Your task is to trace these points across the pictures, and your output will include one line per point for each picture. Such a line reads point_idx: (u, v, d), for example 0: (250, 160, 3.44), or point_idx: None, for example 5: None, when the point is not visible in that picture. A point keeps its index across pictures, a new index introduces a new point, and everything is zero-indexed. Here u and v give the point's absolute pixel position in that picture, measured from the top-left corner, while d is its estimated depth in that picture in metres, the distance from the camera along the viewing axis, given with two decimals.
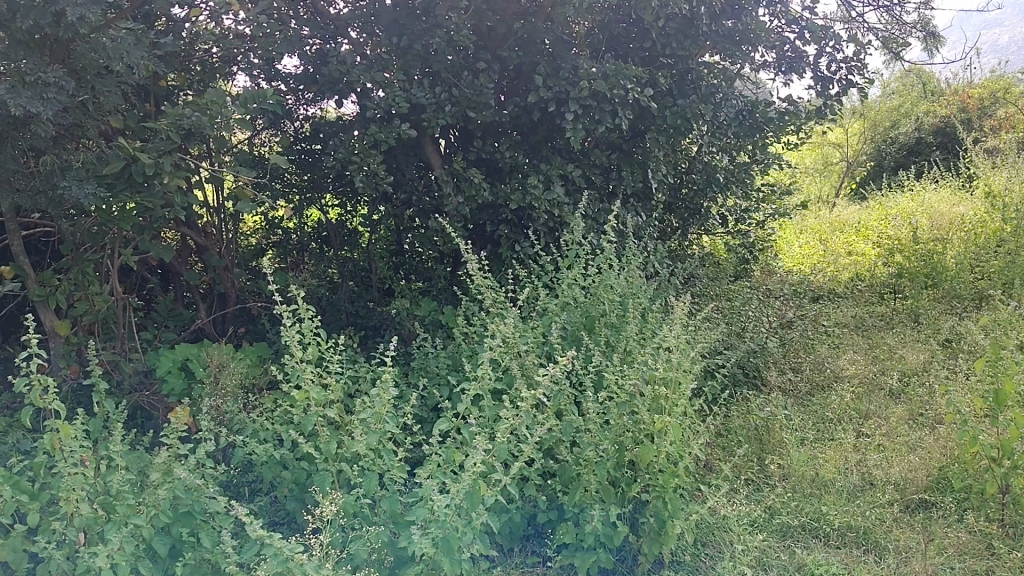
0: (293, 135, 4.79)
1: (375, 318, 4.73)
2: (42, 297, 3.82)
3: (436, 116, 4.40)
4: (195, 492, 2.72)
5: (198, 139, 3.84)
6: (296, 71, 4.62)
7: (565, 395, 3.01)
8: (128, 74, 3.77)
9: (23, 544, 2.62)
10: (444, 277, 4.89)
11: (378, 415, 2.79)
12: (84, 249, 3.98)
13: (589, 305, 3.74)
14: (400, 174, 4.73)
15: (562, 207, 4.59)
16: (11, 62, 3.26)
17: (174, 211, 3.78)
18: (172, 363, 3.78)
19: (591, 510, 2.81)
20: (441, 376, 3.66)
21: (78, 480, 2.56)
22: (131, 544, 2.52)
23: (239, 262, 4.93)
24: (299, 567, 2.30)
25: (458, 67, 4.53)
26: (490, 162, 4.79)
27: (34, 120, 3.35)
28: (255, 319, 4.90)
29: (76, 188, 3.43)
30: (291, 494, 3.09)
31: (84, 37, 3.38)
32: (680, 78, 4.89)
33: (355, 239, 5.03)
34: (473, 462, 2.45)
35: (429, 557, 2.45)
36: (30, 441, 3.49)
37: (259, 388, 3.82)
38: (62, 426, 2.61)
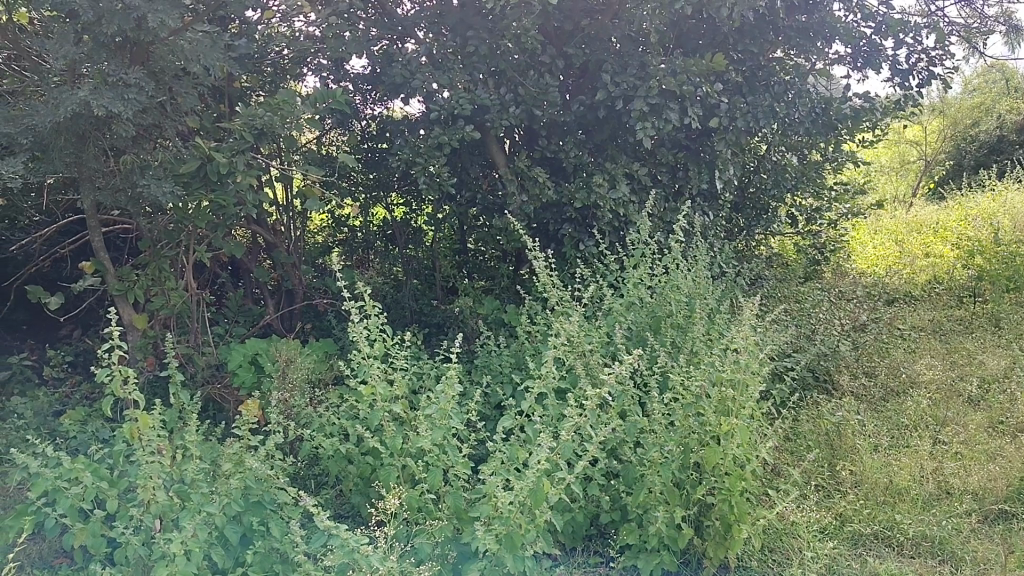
0: (360, 135, 4.86)
1: (439, 315, 4.80)
2: (121, 291, 3.96)
3: (501, 116, 4.43)
4: (265, 482, 2.81)
5: (270, 139, 3.93)
6: (364, 71, 4.71)
7: (629, 395, 2.99)
8: (204, 75, 3.89)
9: (101, 530, 2.71)
10: (507, 277, 4.92)
11: (442, 411, 2.82)
12: (161, 246, 4.12)
13: (655, 306, 3.71)
14: (465, 173, 4.77)
15: (627, 207, 4.58)
16: (94, 64, 3.40)
17: (246, 209, 3.89)
18: (243, 358, 3.91)
19: (655, 511, 2.78)
20: (504, 374, 3.67)
21: (154, 468, 2.65)
22: (203, 532, 2.58)
23: (306, 259, 5.03)
24: (364, 559, 2.33)
25: (525, 66, 4.53)
26: (554, 161, 4.79)
27: (116, 121, 3.48)
28: (322, 315, 4.99)
29: (155, 187, 3.55)
30: (357, 488, 3.13)
31: (164, 40, 3.51)
32: (750, 76, 4.85)
33: (419, 237, 5.09)
34: (538, 459, 2.45)
35: (493, 554, 2.46)
36: (110, 430, 3.63)
37: (326, 383, 3.88)
38: (140, 416, 2.70)
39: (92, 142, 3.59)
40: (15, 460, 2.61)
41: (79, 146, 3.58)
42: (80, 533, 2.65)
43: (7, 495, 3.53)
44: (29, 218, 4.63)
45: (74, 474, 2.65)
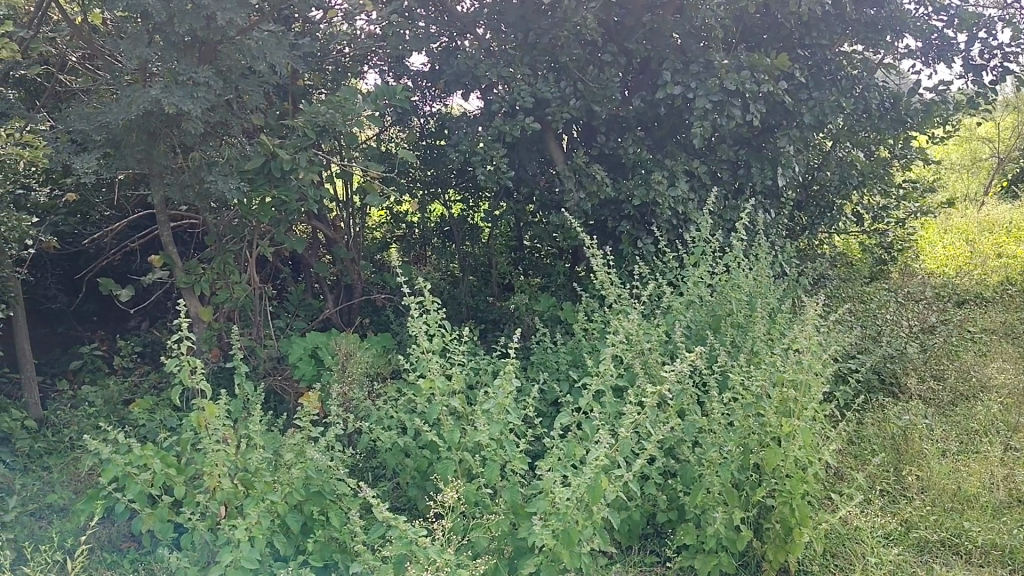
0: (419, 132, 4.86)
1: (495, 312, 4.84)
2: (188, 284, 4.08)
3: (560, 110, 4.44)
4: (326, 473, 2.86)
5: (332, 136, 4.00)
6: (424, 68, 4.77)
7: (688, 394, 2.96)
8: (269, 73, 3.97)
9: (169, 515, 2.80)
10: (563, 274, 4.88)
11: (500, 406, 2.85)
12: (226, 240, 4.26)
13: (715, 304, 3.66)
14: (523, 169, 4.76)
15: (687, 204, 4.53)
16: (164, 64, 3.51)
17: (307, 204, 3.96)
18: (303, 351, 3.99)
19: (713, 512, 2.76)
20: (561, 371, 3.67)
21: (220, 456, 2.73)
22: (267, 519, 2.65)
23: (366, 255, 5.09)
24: (422, 551, 2.37)
25: (584, 61, 4.51)
26: (613, 157, 4.76)
27: (185, 118, 3.58)
28: (380, 310, 5.05)
29: (221, 183, 3.65)
30: (414, 482, 3.17)
31: (231, 40, 3.61)
32: (817, 70, 4.75)
33: (476, 234, 5.11)
34: (596, 456, 2.45)
35: (550, 549, 2.47)
36: (176, 419, 3.75)
37: (385, 377, 3.93)
38: (206, 405, 2.78)
39: (162, 139, 3.69)
40: (88, 446, 2.71)
41: (149, 143, 3.69)
42: (149, 517, 2.74)
43: (79, 479, 3.67)
44: (101, 212, 4.78)
45: (143, 460, 2.74)
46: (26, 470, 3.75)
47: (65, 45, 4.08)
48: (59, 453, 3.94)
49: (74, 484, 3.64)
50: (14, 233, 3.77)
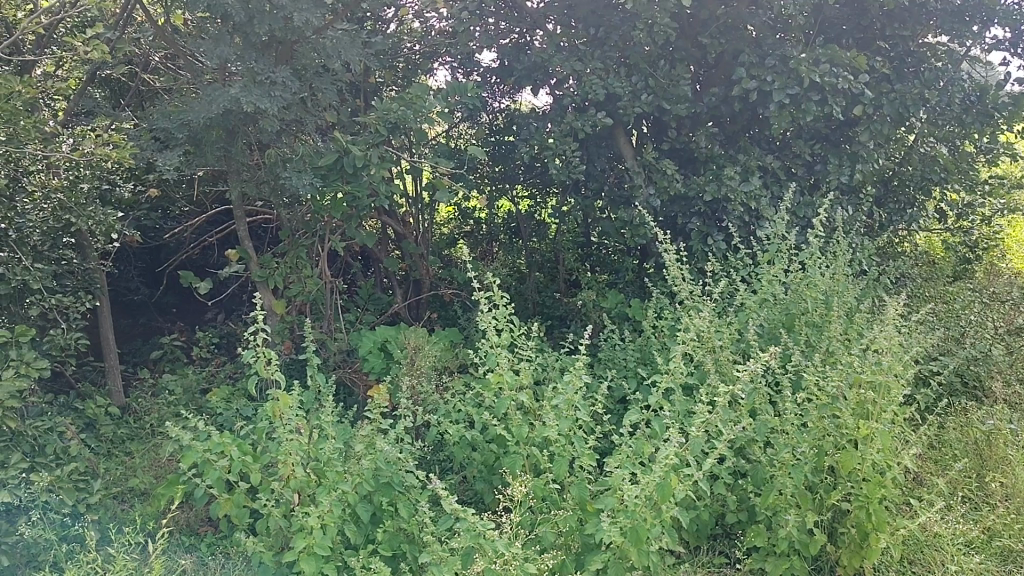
0: (488, 128, 4.89)
1: (562, 308, 4.82)
2: (262, 278, 4.19)
3: (631, 104, 4.41)
4: (395, 465, 2.91)
5: (403, 132, 4.07)
6: (493, 65, 4.80)
7: (760, 393, 2.91)
8: (343, 72, 4.06)
9: (245, 501, 2.88)
10: (632, 270, 4.82)
11: (569, 402, 2.86)
12: (299, 235, 4.36)
13: (790, 303, 3.58)
14: (591, 165, 4.76)
15: (760, 200, 4.44)
16: (244, 64, 3.63)
17: (378, 200, 4.02)
18: (373, 344, 4.05)
19: (786, 514, 2.71)
20: (629, 368, 3.64)
21: (293, 445, 2.80)
22: (338, 508, 2.71)
23: (433, 250, 5.07)
24: (489, 543, 2.40)
25: (655, 56, 4.47)
26: (684, 153, 4.71)
27: (263, 116, 3.69)
28: (447, 304, 5.07)
29: (296, 179, 3.75)
30: (481, 475, 3.19)
31: (307, 39, 3.71)
32: (899, 63, 4.64)
33: (543, 230, 5.08)
34: (666, 453, 2.43)
35: (618, 546, 2.46)
36: (252, 408, 3.85)
37: (452, 371, 3.96)
38: (281, 395, 2.86)
39: (240, 137, 3.80)
40: (170, 432, 2.82)
41: (228, 141, 3.81)
42: (226, 502, 2.83)
43: (160, 465, 3.81)
44: (181, 208, 4.93)
45: (222, 447, 2.83)
46: (110, 455, 3.91)
47: (149, 46, 4.22)
48: (141, 439, 4.10)
49: (155, 469, 3.79)
50: (100, 227, 3.90)
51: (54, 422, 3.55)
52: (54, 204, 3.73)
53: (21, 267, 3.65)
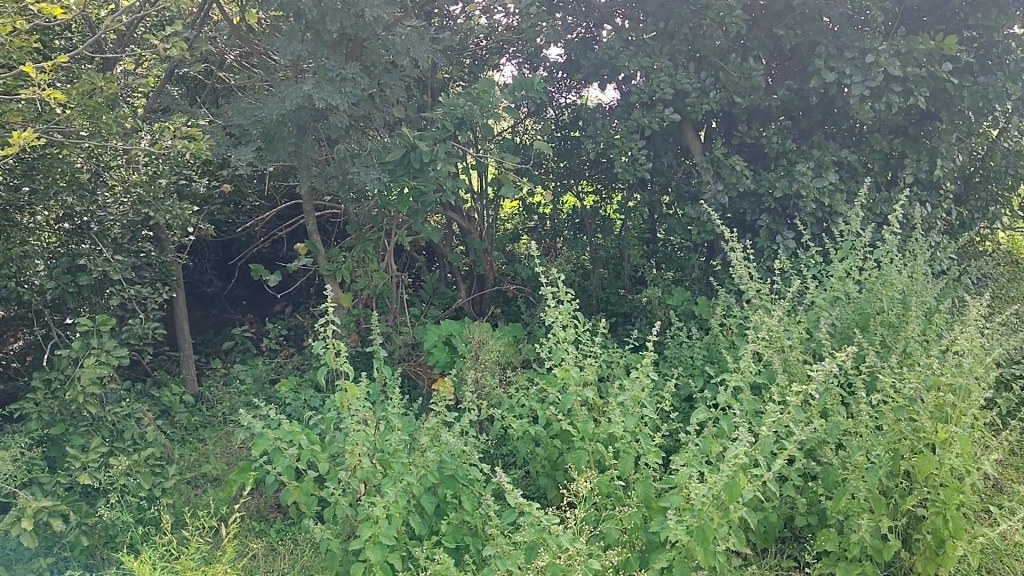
0: (553, 123, 4.86)
1: (627, 305, 4.78)
2: (331, 271, 4.27)
3: (700, 100, 4.39)
4: (460, 458, 2.93)
5: (470, 127, 4.09)
6: (560, 60, 4.76)
7: (832, 394, 2.84)
8: (411, 68, 4.09)
9: (313, 490, 2.93)
10: (699, 267, 4.76)
11: (635, 399, 2.84)
12: (367, 230, 4.43)
13: (864, 302, 3.49)
14: (659, 160, 4.70)
15: (833, 196, 4.34)
16: (316, 61, 3.72)
17: (445, 195, 4.06)
18: (437, 338, 4.09)
19: (858, 518, 2.65)
20: (696, 366, 3.58)
21: (361, 436, 2.85)
22: (404, 499, 2.75)
23: (497, 246, 5.08)
24: (554, 538, 2.39)
25: (726, 50, 4.41)
26: (754, 148, 4.64)
27: (334, 112, 3.77)
28: (511, 300, 5.08)
29: (364, 174, 3.81)
30: (544, 471, 3.19)
31: (377, 36, 3.78)
32: (984, 53, 4.47)
33: (608, 226, 5.03)
34: (736, 453, 2.39)
35: (684, 546, 2.43)
36: (319, 399, 3.93)
37: (516, 366, 3.97)
38: (349, 387, 2.91)
39: (311, 133, 3.87)
40: (243, 420, 2.90)
41: (299, 137, 3.88)
42: (295, 491, 2.88)
43: (232, 451, 3.92)
44: (253, 203, 5.06)
45: (291, 436, 2.91)
46: (185, 441, 4.04)
47: (224, 44, 4.34)
48: (213, 427, 4.23)
49: (227, 456, 3.89)
50: (177, 220, 4.01)
51: (132, 408, 3.63)
52: (133, 198, 3.84)
53: (101, 258, 3.79)
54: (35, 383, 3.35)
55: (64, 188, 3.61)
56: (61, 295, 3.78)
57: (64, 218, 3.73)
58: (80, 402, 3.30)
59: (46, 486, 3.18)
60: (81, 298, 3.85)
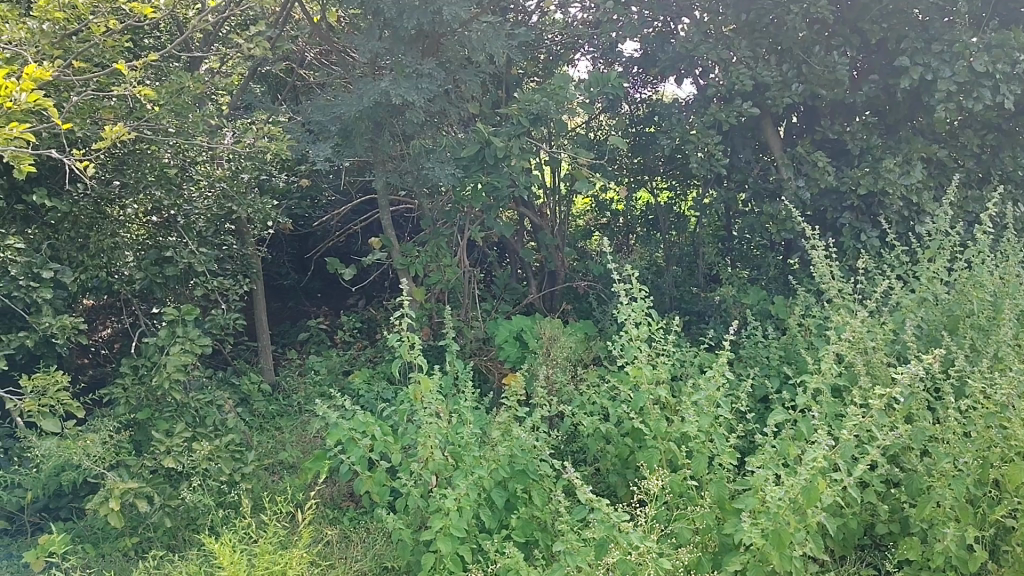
0: (628, 118, 4.85)
1: (701, 304, 4.69)
2: (404, 265, 4.34)
3: (781, 94, 4.31)
4: (531, 453, 2.94)
5: (545, 123, 4.09)
6: (636, 55, 4.71)
7: (918, 399, 2.76)
8: (487, 63, 4.11)
9: (385, 480, 2.98)
10: (777, 266, 4.66)
11: (710, 399, 2.81)
12: (440, 224, 4.51)
13: (953, 304, 3.36)
14: (737, 156, 4.62)
15: (921, 194, 4.21)
16: (394, 57, 3.79)
17: (518, 190, 4.08)
18: (509, 333, 4.10)
19: (943, 528, 2.54)
20: (772, 366, 3.50)
21: (433, 428, 2.88)
22: (475, 492, 2.76)
23: (569, 242, 5.06)
24: (624, 536, 2.37)
25: (810, 42, 4.30)
26: (837, 144, 4.53)
27: (410, 108, 3.82)
28: (582, 297, 5.05)
29: (439, 169, 3.86)
30: (614, 468, 3.16)
31: (454, 32, 3.85)
32: None
33: (683, 223, 4.97)
34: (814, 455, 2.34)
35: (758, 549, 2.38)
36: (391, 392, 3.99)
37: (587, 363, 3.96)
38: (422, 379, 2.95)
39: (387, 128, 3.94)
40: (319, 410, 2.97)
41: (376, 132, 3.95)
42: (367, 480, 2.93)
43: (307, 441, 4.01)
44: (329, 197, 5.17)
45: (365, 427, 2.97)
46: (262, 429, 4.15)
47: (305, 43, 4.46)
48: (290, 415, 4.34)
49: (302, 445, 3.99)
50: (257, 214, 4.23)
51: (214, 395, 3.76)
52: (217, 193, 4.04)
53: (187, 250, 3.92)
54: (125, 369, 3.43)
55: (153, 181, 3.73)
56: (149, 285, 3.86)
57: (153, 211, 3.82)
58: (166, 387, 3.40)
59: (132, 469, 3.28)
60: (167, 288, 3.96)
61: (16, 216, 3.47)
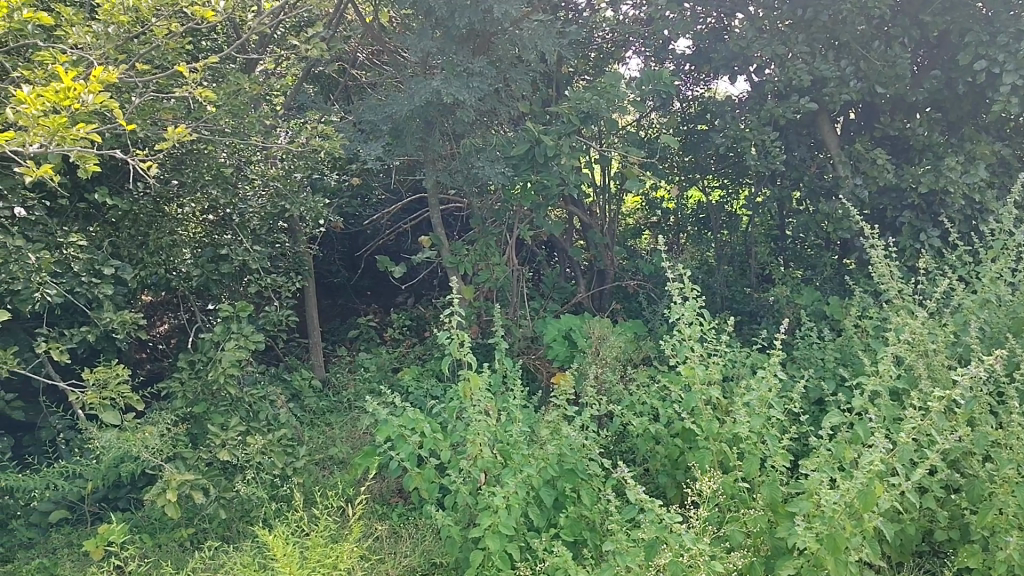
0: (679, 116, 4.82)
1: (753, 304, 4.62)
2: (453, 264, 4.36)
3: (839, 90, 4.22)
4: (580, 452, 2.93)
5: (596, 121, 4.07)
6: (688, 52, 4.66)
7: (980, 402, 2.69)
8: (537, 62, 4.11)
9: (435, 477, 3.00)
10: (832, 265, 4.56)
11: (763, 399, 2.77)
12: (489, 223, 4.53)
13: (1017, 305, 3.26)
14: (791, 154, 4.55)
15: (984, 193, 4.10)
16: (445, 56, 3.81)
17: (568, 189, 4.08)
18: (557, 332, 4.09)
19: (1006, 536, 2.47)
20: (827, 368, 3.43)
21: (482, 426, 2.89)
22: (524, 490, 2.75)
23: (618, 241, 5.04)
24: (675, 537, 2.34)
25: (868, 37, 4.21)
26: (896, 141, 4.45)
27: (461, 107, 3.84)
28: (631, 296, 5.02)
29: (489, 167, 3.87)
30: (664, 469, 3.13)
31: (504, 31, 3.85)
32: None
33: (735, 222, 4.94)
34: (871, 459, 2.28)
35: (812, 553, 2.33)
36: (441, 389, 4.02)
37: (637, 363, 3.94)
38: (472, 377, 2.97)
39: (438, 128, 3.96)
40: (370, 406, 3.00)
41: (426, 131, 3.97)
42: (417, 477, 2.95)
43: (357, 437, 4.06)
44: (380, 195, 5.22)
45: (415, 424, 2.98)
46: (313, 424, 4.22)
47: (357, 43, 4.50)
48: (340, 411, 4.40)
49: (351, 441, 4.03)
50: (309, 212, 4.16)
51: (267, 391, 3.82)
52: (271, 191, 4.13)
53: (242, 248, 3.98)
54: (182, 364, 3.55)
55: (210, 181, 3.82)
56: (206, 281, 3.94)
57: (209, 209, 3.94)
58: (221, 382, 3.48)
59: (189, 461, 3.37)
60: (222, 285, 4.05)
61: (78, 214, 3.55)
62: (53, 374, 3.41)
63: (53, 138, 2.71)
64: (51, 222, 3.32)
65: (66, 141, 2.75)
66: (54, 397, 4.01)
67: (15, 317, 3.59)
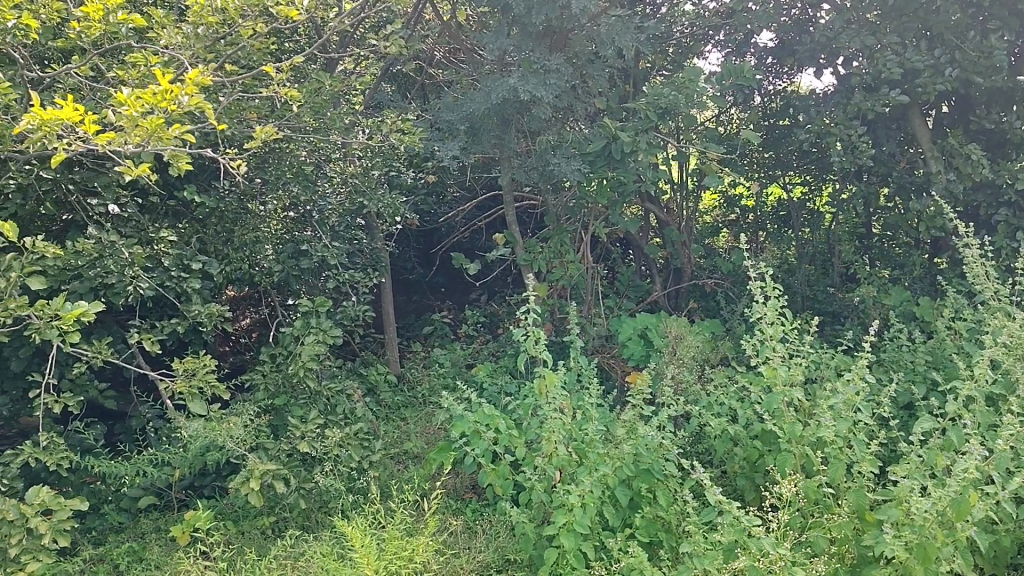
0: (761, 111, 4.69)
1: (835, 304, 4.48)
2: (528, 261, 4.37)
3: (932, 81, 4.05)
4: (656, 452, 2.88)
5: (674, 117, 4.00)
6: (771, 45, 4.56)
7: None
8: (615, 57, 4.07)
9: (509, 473, 3.00)
10: (921, 265, 4.39)
11: (849, 402, 2.68)
12: (564, 220, 4.50)
13: None
14: (879, 149, 4.36)
15: None
16: (521, 53, 3.82)
17: (645, 185, 4.03)
18: (633, 331, 4.05)
19: None
20: (917, 372, 3.30)
21: (557, 423, 2.88)
22: (599, 489, 2.73)
23: (696, 239, 4.97)
24: (755, 540, 2.29)
25: (964, 26, 4.02)
26: (993, 135, 4.24)
27: (537, 104, 3.83)
28: (709, 295, 4.93)
29: (565, 164, 3.86)
30: (743, 472, 3.06)
31: (582, 27, 3.83)
32: None
33: (818, 219, 4.82)
34: (965, 466, 2.18)
35: (901, 562, 2.25)
36: (514, 386, 4.03)
37: (714, 364, 3.86)
38: (547, 374, 2.95)
39: (514, 124, 3.96)
40: (445, 402, 3.02)
41: (503, 128, 3.98)
42: (491, 473, 2.96)
43: (431, 432, 4.11)
44: (455, 193, 5.25)
45: (490, 420, 2.99)
46: (388, 419, 4.28)
47: (434, 42, 4.53)
48: (414, 406, 4.46)
49: (426, 436, 4.08)
50: (387, 208, 4.27)
51: (344, 385, 3.89)
52: (350, 188, 4.20)
53: (321, 244, 4.07)
54: (264, 357, 3.65)
55: (291, 179, 3.91)
56: (287, 277, 4.04)
57: (290, 208, 4.02)
58: (301, 375, 3.56)
59: (270, 451, 3.43)
60: (302, 281, 4.14)
61: (168, 212, 3.70)
62: (143, 365, 3.55)
63: (151, 138, 2.80)
64: (143, 218, 3.48)
65: (163, 141, 2.84)
66: (144, 387, 4.17)
67: (109, 310, 3.74)
